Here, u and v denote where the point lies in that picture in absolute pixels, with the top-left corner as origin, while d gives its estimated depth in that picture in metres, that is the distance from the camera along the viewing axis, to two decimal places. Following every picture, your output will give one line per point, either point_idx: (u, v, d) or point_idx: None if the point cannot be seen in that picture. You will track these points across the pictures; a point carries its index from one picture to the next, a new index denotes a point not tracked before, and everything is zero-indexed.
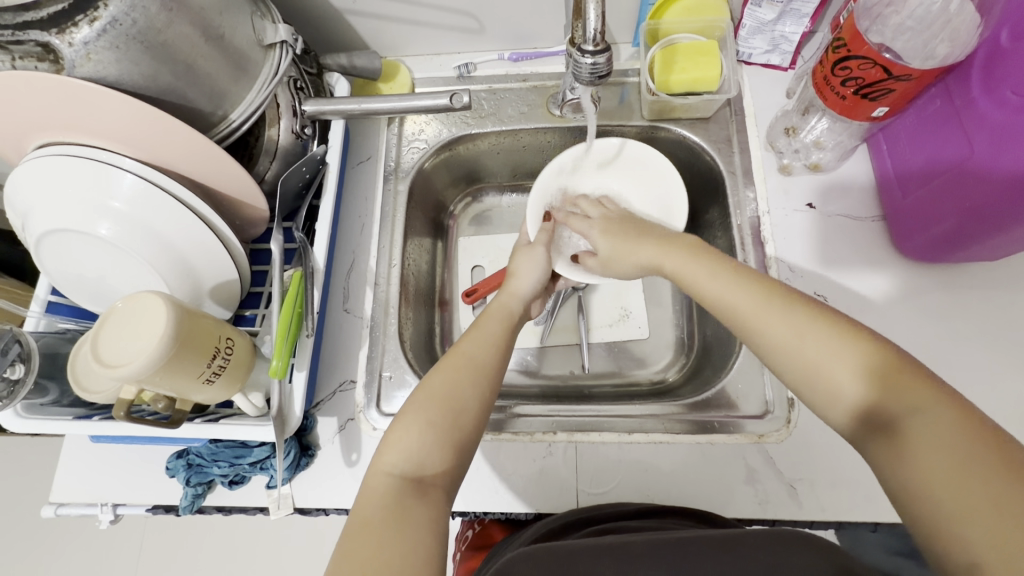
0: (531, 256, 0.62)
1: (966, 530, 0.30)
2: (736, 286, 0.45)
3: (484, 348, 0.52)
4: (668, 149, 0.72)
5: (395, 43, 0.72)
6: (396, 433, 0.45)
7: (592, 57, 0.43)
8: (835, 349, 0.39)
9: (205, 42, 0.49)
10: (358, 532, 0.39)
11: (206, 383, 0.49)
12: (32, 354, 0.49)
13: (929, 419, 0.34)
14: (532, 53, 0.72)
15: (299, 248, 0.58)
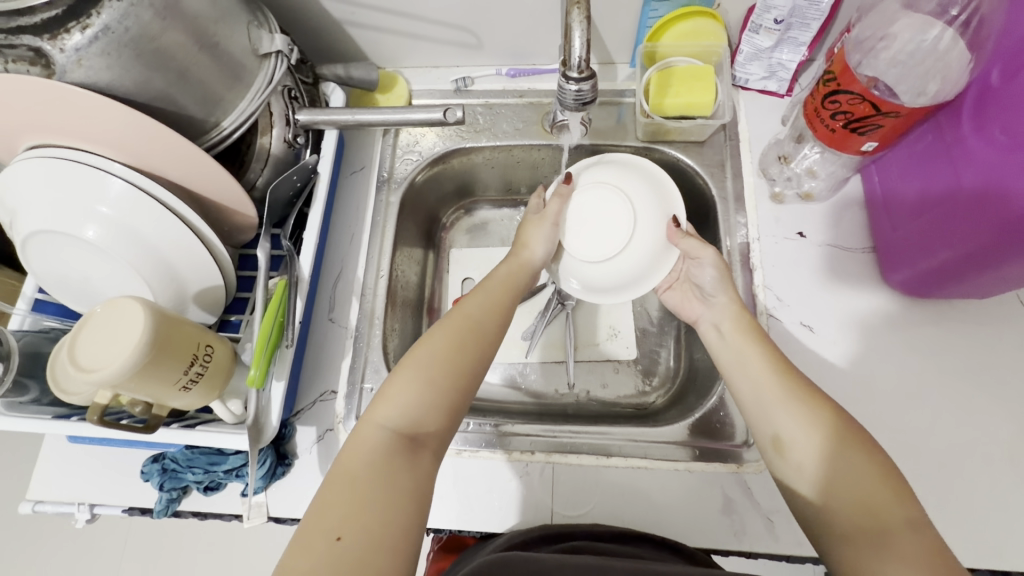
0: (539, 225, 0.60)
1: None
2: (779, 366, 0.48)
3: (476, 323, 0.53)
4: (662, 170, 0.72)
5: (394, 55, 0.72)
6: (392, 388, 0.47)
7: (576, 83, 0.43)
8: (845, 453, 0.42)
9: (197, 49, 0.49)
10: (340, 480, 0.42)
11: (183, 390, 0.49)
12: (11, 354, 0.50)
13: (915, 535, 0.38)
14: (529, 70, 0.72)
15: (287, 257, 0.58)
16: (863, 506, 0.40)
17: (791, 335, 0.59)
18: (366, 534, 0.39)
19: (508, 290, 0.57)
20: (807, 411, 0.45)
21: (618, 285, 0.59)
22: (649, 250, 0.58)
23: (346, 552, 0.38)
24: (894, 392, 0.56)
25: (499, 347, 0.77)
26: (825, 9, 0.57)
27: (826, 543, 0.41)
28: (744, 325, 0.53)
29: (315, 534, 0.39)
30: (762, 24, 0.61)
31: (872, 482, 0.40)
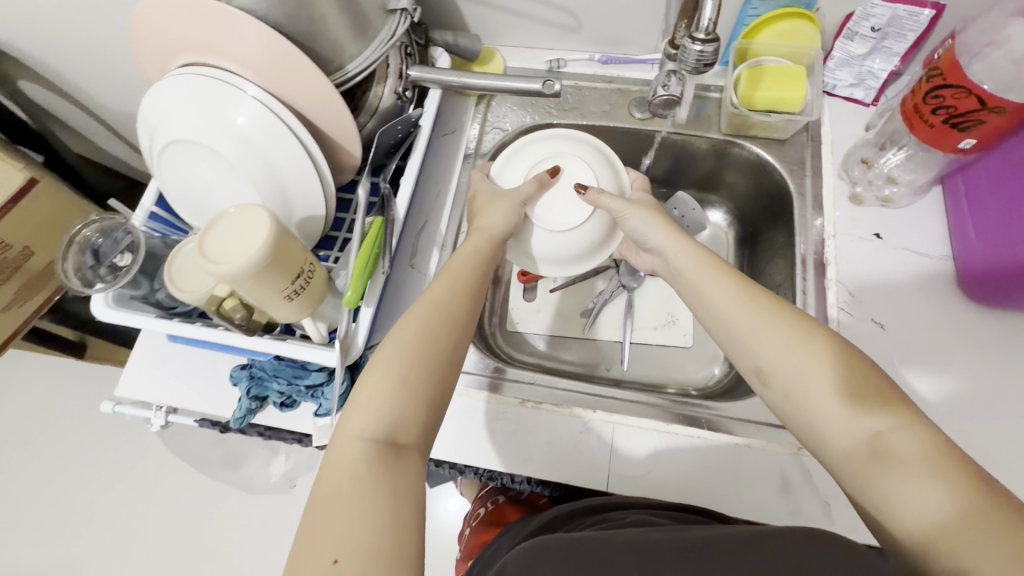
0: (506, 201, 0.58)
1: (942, 535, 0.32)
2: (744, 296, 0.46)
3: (473, 253, 0.55)
4: (738, 166, 0.74)
5: (495, 32, 0.77)
6: (365, 396, 0.45)
7: (700, 45, 0.45)
8: (824, 369, 0.40)
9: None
10: (325, 503, 0.41)
11: (285, 300, 0.53)
12: (138, 246, 0.54)
13: (912, 435, 0.36)
14: (621, 58, 0.76)
15: (383, 198, 0.63)
16: (854, 421, 0.38)
17: (861, 331, 0.60)
18: (362, 555, 0.38)
19: (497, 238, 0.57)
20: (776, 336, 0.43)
21: (569, 248, 0.61)
22: (604, 219, 0.61)
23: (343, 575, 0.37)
24: (965, 399, 0.56)
25: (559, 320, 0.80)
26: (925, 20, 0.59)
27: (832, 461, 0.39)
28: (698, 258, 0.51)
29: (314, 560, 0.38)
30: (858, 31, 0.64)
31: (860, 393, 0.38)
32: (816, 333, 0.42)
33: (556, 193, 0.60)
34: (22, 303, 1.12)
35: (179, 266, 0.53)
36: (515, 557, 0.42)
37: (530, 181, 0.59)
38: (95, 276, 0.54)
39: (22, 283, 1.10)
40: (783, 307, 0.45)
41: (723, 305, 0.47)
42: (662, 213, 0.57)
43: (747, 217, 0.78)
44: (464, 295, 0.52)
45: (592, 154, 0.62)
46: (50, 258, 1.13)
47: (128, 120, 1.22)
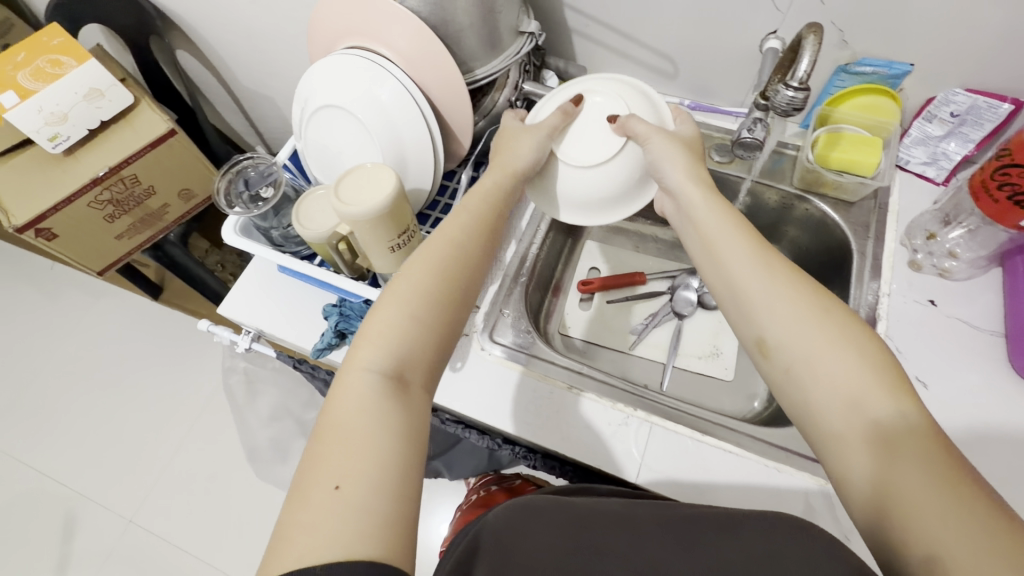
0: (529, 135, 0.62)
1: (926, 519, 0.35)
2: (766, 266, 0.49)
3: (491, 198, 0.59)
4: (803, 221, 0.79)
5: (599, 68, 0.87)
6: (373, 331, 0.48)
7: (792, 91, 0.51)
8: (831, 348, 0.43)
9: (478, 16, 0.63)
10: (330, 433, 0.43)
11: (389, 251, 0.61)
12: (280, 183, 0.67)
13: (908, 420, 0.39)
14: (708, 107, 0.83)
15: (481, 185, 0.71)
16: (855, 402, 0.41)
17: None
18: (365, 486, 0.40)
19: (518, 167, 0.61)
20: (791, 305, 0.46)
21: (588, 189, 0.65)
22: (632, 159, 0.63)
23: (345, 497, 0.39)
24: (996, 468, 0.57)
25: (607, 332, 0.85)
26: (1003, 113, 0.64)
27: (820, 429, 0.43)
28: (718, 219, 0.54)
29: (317, 483, 0.40)
30: (937, 115, 0.70)
31: (864, 371, 0.41)
32: (833, 308, 0.45)
33: (584, 129, 0.63)
34: (132, 235, 1.27)
35: (305, 209, 0.62)
36: (501, 515, 0.48)
37: (553, 116, 0.63)
38: (241, 199, 0.67)
39: (138, 218, 1.25)
40: (800, 281, 0.48)
41: (741, 277, 0.50)
42: (689, 157, 0.60)
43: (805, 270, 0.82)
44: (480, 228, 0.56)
45: (622, 90, 0.64)
46: (167, 202, 1.28)
47: (259, 98, 1.40)
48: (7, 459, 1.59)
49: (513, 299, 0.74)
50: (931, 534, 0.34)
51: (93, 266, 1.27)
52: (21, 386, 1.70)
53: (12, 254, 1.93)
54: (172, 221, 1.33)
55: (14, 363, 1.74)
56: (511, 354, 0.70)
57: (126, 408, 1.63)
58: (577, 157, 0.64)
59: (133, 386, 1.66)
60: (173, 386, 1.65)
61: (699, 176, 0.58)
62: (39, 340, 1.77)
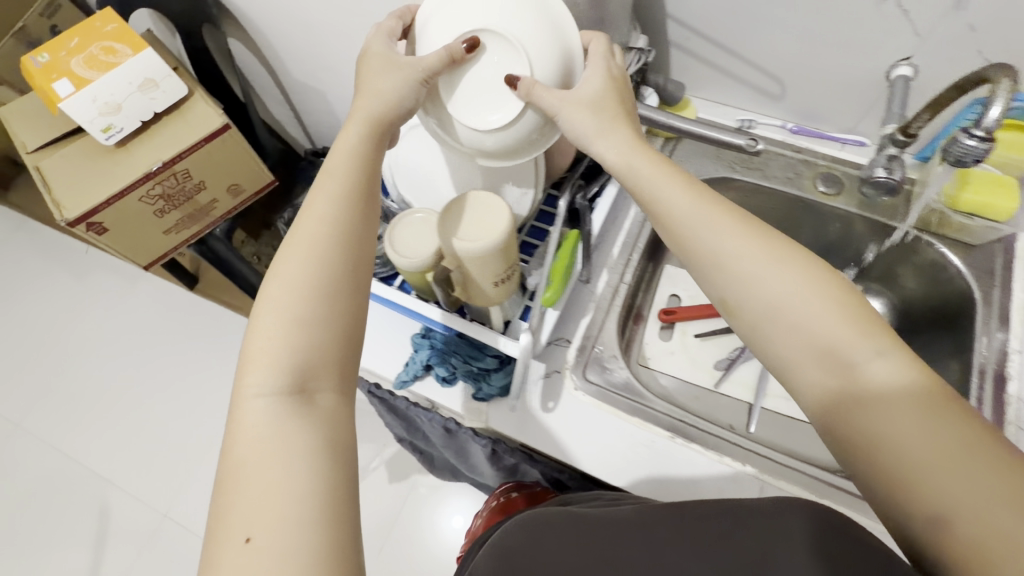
0: (399, 79, 0.52)
1: (924, 457, 0.37)
2: (715, 226, 0.48)
3: (370, 154, 0.53)
4: (915, 262, 0.74)
5: (694, 83, 0.81)
6: (258, 351, 0.46)
7: (976, 141, 0.50)
8: (801, 298, 0.44)
9: (591, 31, 0.59)
10: (231, 480, 0.42)
11: (492, 286, 0.56)
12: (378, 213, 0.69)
13: (885, 358, 0.41)
14: (814, 131, 0.77)
15: (580, 211, 0.65)
16: (834, 350, 0.42)
17: None
18: (279, 521, 0.39)
19: (389, 110, 0.53)
20: (748, 264, 0.46)
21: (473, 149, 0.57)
22: (531, 120, 0.55)
23: (262, 542, 0.38)
24: None
25: (691, 367, 0.81)
26: None
27: (799, 381, 0.44)
28: (659, 182, 0.51)
29: (226, 538, 0.39)
30: None
31: (836, 321, 0.43)
32: (793, 257, 0.45)
33: (472, 75, 0.53)
34: (180, 230, 1.24)
35: (404, 230, 0.58)
36: (510, 531, 0.53)
37: (437, 51, 0.51)
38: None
39: (187, 213, 1.21)
40: (750, 230, 0.47)
41: (699, 238, 0.48)
42: (594, 109, 0.52)
43: (913, 315, 0.77)
44: (362, 196, 0.52)
45: (519, 15, 0.51)
46: (216, 197, 1.24)
47: (306, 90, 1.34)
48: (43, 446, 1.59)
49: (607, 334, 0.68)
50: (935, 483, 0.37)
51: (140, 260, 1.24)
52: (56, 373, 1.69)
53: (50, 237, 1.91)
54: (219, 217, 1.29)
55: (49, 349, 1.73)
56: (608, 395, 0.65)
57: (161, 400, 1.62)
58: (469, 110, 0.54)
59: (167, 378, 1.65)
60: (208, 380, 1.63)
61: (611, 114, 0.54)
62: (72, 325, 1.76)
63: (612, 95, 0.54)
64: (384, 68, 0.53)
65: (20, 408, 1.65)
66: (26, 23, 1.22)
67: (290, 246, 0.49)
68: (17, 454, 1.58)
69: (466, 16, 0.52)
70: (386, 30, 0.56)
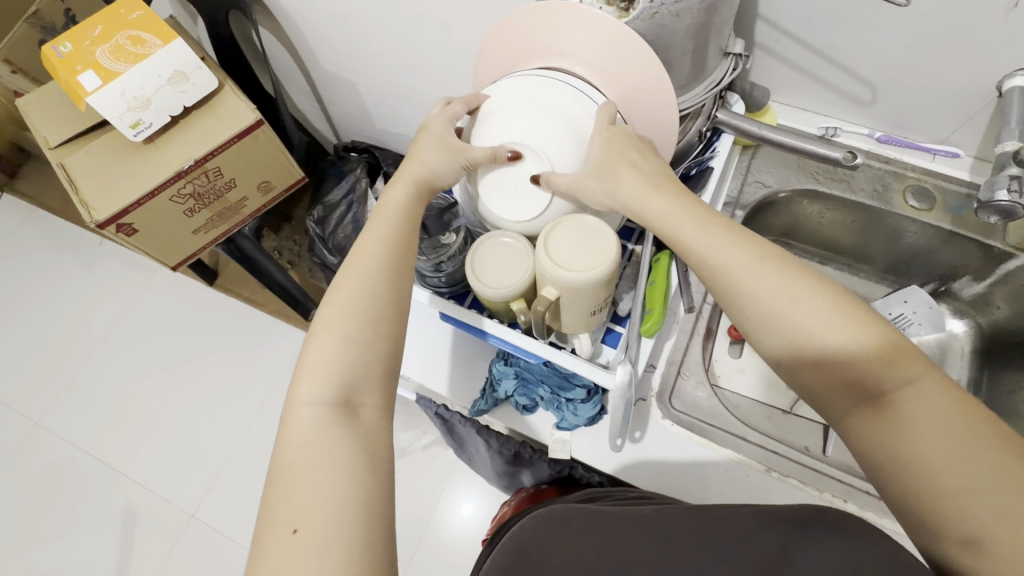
0: (445, 154, 0.53)
1: (965, 495, 0.34)
2: (725, 254, 0.44)
3: (409, 212, 0.53)
4: (1012, 284, 0.70)
5: (775, 87, 0.76)
6: (311, 363, 0.45)
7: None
8: (829, 324, 0.40)
9: (697, 38, 0.54)
10: (279, 480, 0.41)
11: (591, 315, 0.52)
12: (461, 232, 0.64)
13: (919, 389, 0.38)
14: (903, 140, 0.73)
15: None
16: (861, 379, 0.39)
17: None
18: (321, 527, 0.38)
19: (424, 186, 0.54)
20: (765, 292, 0.42)
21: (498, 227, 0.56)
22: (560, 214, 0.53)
23: (306, 542, 0.37)
24: None
25: (763, 387, 0.78)
26: None
27: (828, 409, 0.42)
28: (669, 207, 0.47)
29: (275, 533, 0.38)
30: None
31: (864, 353, 0.39)
32: (814, 282, 0.42)
33: (504, 173, 0.52)
34: (209, 229, 1.19)
35: (474, 260, 0.54)
36: (530, 525, 0.50)
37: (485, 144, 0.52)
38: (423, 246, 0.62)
39: (216, 212, 1.16)
40: (764, 255, 0.44)
41: (715, 258, 0.44)
42: (601, 175, 0.49)
43: (998, 337, 0.74)
44: (399, 235, 0.51)
45: (561, 131, 0.51)
46: (246, 195, 1.19)
47: (336, 82, 1.26)
48: (64, 443, 1.56)
49: (691, 359, 0.66)
50: (968, 519, 0.34)
51: (166, 260, 1.19)
52: (74, 369, 1.65)
53: (60, 226, 1.85)
54: (248, 215, 1.24)
55: (65, 343, 1.69)
56: (696, 421, 0.63)
57: (182, 398, 1.58)
58: (501, 199, 0.54)
59: (187, 376, 1.61)
60: (229, 378, 1.60)
61: (636, 160, 0.49)
62: (87, 318, 1.71)
63: (617, 149, 0.49)
64: (424, 152, 0.54)
65: (37, 404, 1.61)
66: (39, 6, 1.14)
67: (344, 274, 0.49)
68: (37, 449, 1.56)
69: (514, 118, 0.52)
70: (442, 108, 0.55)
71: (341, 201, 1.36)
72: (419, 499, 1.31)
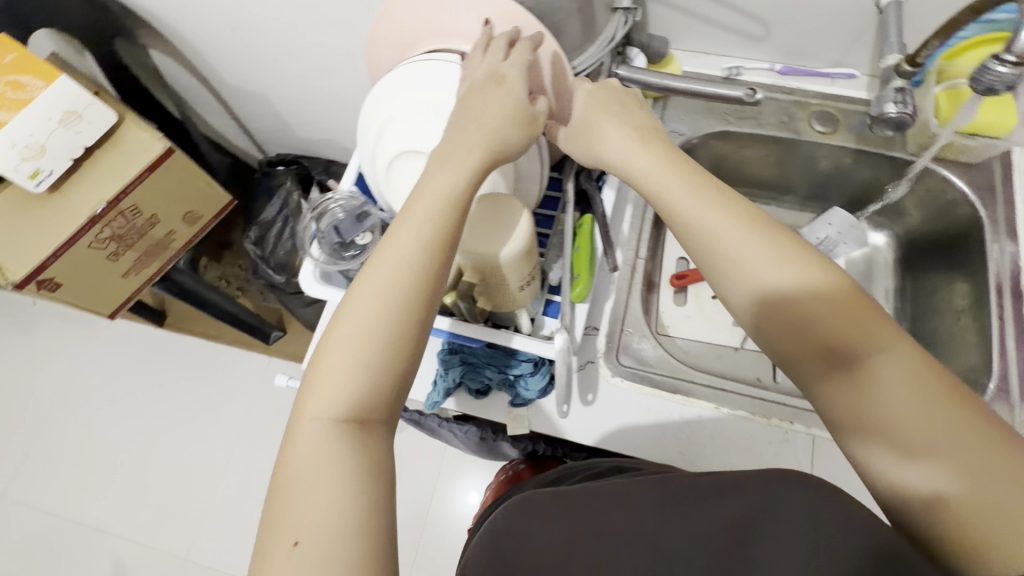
0: (510, 115, 0.49)
1: (931, 458, 0.36)
2: (712, 217, 0.44)
3: (449, 196, 0.46)
4: (920, 188, 0.74)
5: (675, 36, 0.77)
6: (321, 376, 0.43)
7: (1006, 67, 0.52)
8: (807, 287, 0.41)
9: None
10: (283, 492, 0.39)
11: (518, 289, 0.52)
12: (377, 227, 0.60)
13: (889, 353, 0.39)
14: (802, 69, 0.75)
15: (590, 193, 0.63)
16: (835, 344, 0.40)
17: None
18: (326, 537, 0.36)
19: (491, 162, 0.48)
20: (750, 256, 0.43)
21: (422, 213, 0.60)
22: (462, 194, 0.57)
23: (307, 557, 0.36)
24: None
25: (712, 328, 0.80)
26: None
27: (803, 374, 0.42)
28: (655, 162, 0.48)
29: (275, 545, 0.37)
30: None
31: (838, 320, 0.40)
32: (793, 249, 0.42)
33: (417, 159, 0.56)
34: (139, 269, 1.14)
35: None
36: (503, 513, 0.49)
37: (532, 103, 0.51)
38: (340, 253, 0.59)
39: (143, 250, 1.11)
40: (751, 220, 0.44)
41: (696, 225, 0.45)
42: (585, 130, 0.52)
43: (916, 242, 0.78)
44: (435, 230, 0.45)
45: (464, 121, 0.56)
46: (171, 228, 1.14)
47: (246, 96, 1.21)
48: (36, 512, 1.50)
49: (631, 313, 0.67)
50: (932, 481, 0.35)
51: (103, 309, 1.14)
52: (32, 438, 1.58)
53: None
54: (179, 248, 1.19)
55: (15, 410, 1.61)
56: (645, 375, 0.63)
57: (155, 447, 1.53)
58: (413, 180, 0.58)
59: (156, 423, 1.55)
60: (198, 416, 1.55)
61: (636, 119, 0.51)
62: (34, 381, 1.64)
63: (599, 103, 0.52)
64: (500, 115, 0.49)
65: None
66: None
67: (362, 281, 0.44)
68: (7, 523, 1.49)
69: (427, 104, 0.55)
70: (463, 85, 0.52)
71: (275, 217, 1.31)
72: (411, 500, 1.31)
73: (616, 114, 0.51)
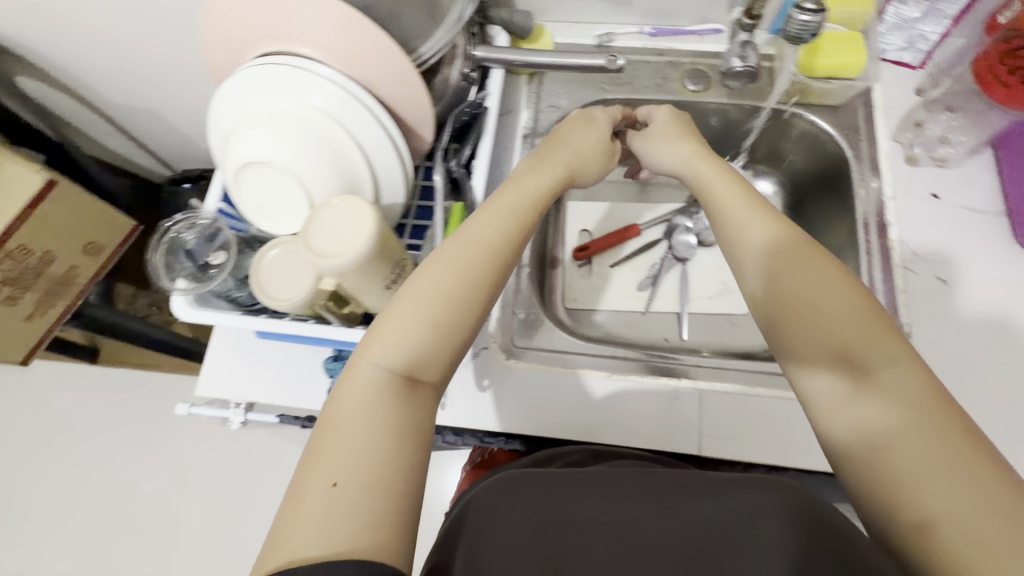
0: (592, 144, 0.63)
1: (921, 474, 0.37)
2: (746, 222, 0.52)
3: (528, 202, 0.55)
4: (795, 137, 0.76)
5: (543, 8, 0.76)
6: (388, 327, 0.46)
7: (807, 15, 0.54)
8: (823, 292, 0.46)
9: None
10: (327, 428, 0.42)
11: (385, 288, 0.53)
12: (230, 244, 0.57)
13: (894, 369, 0.41)
14: (671, 30, 0.76)
15: (459, 179, 0.62)
16: (844, 353, 0.43)
17: (925, 287, 0.62)
18: (361, 479, 0.39)
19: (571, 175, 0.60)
20: (780, 257, 0.49)
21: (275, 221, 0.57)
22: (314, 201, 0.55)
23: (342, 497, 0.39)
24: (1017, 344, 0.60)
25: (617, 295, 0.81)
26: None
27: (810, 384, 0.45)
28: (706, 169, 0.58)
29: (315, 480, 0.39)
30: None
31: (857, 332, 0.43)
32: (823, 263, 0.47)
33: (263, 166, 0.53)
34: (45, 311, 1.08)
35: (271, 263, 0.53)
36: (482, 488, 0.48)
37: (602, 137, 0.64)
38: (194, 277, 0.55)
39: (45, 289, 1.06)
40: (780, 225, 0.51)
41: (733, 218, 0.53)
42: (653, 143, 0.63)
43: (799, 187, 0.80)
44: (512, 216, 0.53)
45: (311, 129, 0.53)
46: (71, 263, 1.09)
47: (134, 115, 1.16)
48: None
49: (522, 292, 0.68)
50: (918, 497, 0.37)
51: (13, 357, 1.08)
52: None
53: None
54: (87, 281, 1.15)
55: None
56: (539, 355, 0.64)
57: None
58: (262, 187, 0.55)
59: None
60: None
61: (695, 139, 0.61)
62: None
63: (675, 124, 0.63)
64: (585, 143, 0.62)
65: None
66: None
67: (443, 247, 0.49)
68: None
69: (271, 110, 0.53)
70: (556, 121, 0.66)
71: None
72: None
73: (680, 133, 0.62)
